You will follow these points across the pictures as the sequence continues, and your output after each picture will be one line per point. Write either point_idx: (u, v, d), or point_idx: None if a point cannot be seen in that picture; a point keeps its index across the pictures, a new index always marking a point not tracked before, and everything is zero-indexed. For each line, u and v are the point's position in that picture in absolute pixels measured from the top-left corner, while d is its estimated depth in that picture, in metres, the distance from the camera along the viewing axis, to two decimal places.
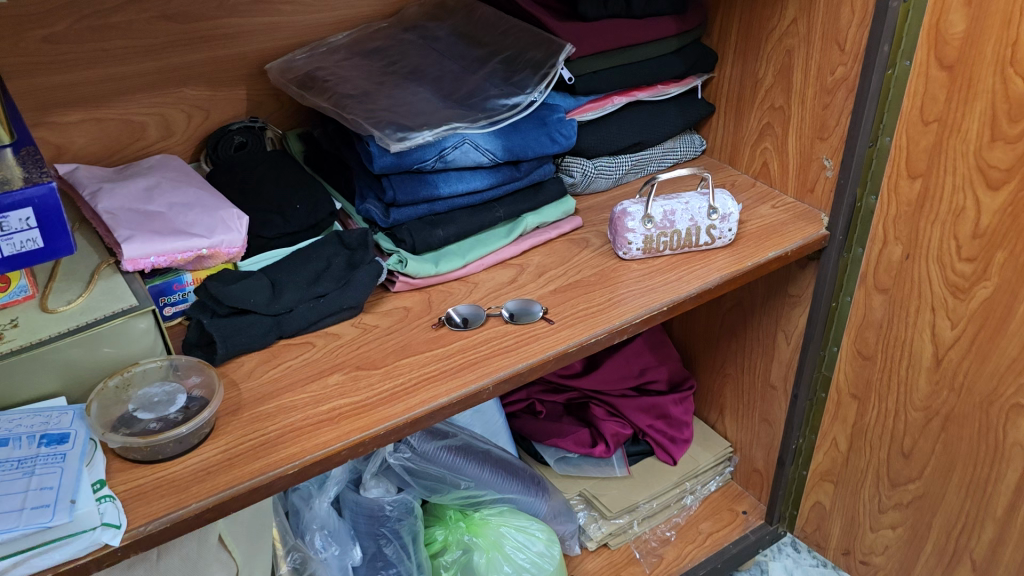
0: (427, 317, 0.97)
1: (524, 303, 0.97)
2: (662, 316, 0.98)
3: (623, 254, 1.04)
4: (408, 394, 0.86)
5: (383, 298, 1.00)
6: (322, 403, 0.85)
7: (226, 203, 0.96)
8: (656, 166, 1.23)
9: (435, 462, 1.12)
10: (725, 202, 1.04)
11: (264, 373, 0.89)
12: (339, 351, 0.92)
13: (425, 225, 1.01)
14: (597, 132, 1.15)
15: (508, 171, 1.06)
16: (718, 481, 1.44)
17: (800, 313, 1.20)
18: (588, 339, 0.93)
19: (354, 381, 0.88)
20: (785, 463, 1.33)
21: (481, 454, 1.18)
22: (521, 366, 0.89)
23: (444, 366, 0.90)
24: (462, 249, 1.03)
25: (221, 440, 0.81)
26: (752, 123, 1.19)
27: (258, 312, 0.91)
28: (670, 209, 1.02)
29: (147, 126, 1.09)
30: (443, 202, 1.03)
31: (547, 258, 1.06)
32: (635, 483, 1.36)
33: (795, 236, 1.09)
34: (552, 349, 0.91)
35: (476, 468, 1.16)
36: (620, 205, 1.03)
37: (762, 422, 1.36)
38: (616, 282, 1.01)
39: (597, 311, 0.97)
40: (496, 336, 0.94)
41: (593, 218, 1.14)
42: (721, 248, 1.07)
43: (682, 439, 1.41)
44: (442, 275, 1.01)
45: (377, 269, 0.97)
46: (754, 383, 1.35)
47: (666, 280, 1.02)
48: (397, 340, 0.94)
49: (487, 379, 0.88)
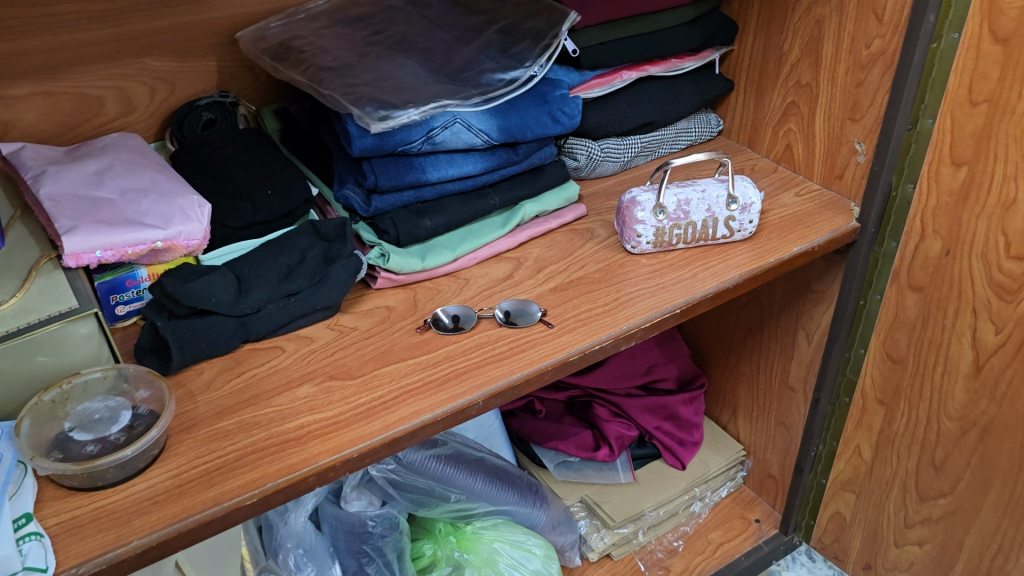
0: (411, 319, 0.86)
1: (519, 304, 0.87)
2: (674, 319, 0.87)
3: (631, 247, 0.94)
4: (386, 410, 0.76)
5: (364, 296, 0.90)
6: (289, 420, 0.75)
7: (186, 188, 0.86)
8: (668, 148, 1.12)
9: (422, 474, 1.02)
10: (746, 191, 0.93)
11: (226, 383, 0.79)
12: (311, 358, 0.82)
13: (410, 214, 0.91)
14: (603, 111, 1.04)
15: (505, 154, 0.95)
16: (729, 487, 1.35)
17: (824, 311, 1.10)
18: (592, 346, 0.83)
19: (327, 394, 0.78)
20: (802, 471, 1.23)
21: (473, 463, 1.08)
22: (516, 377, 0.79)
23: (428, 376, 0.79)
24: (453, 241, 0.93)
25: (171, 463, 0.71)
26: (775, 101, 1.08)
27: (221, 312, 0.81)
28: (684, 198, 0.92)
29: (105, 100, 0.98)
30: (430, 189, 0.92)
31: (547, 251, 0.96)
32: (640, 490, 1.27)
33: (823, 228, 0.98)
34: (550, 358, 0.81)
35: (467, 478, 1.06)
36: (629, 193, 0.93)
37: (779, 426, 1.26)
38: (623, 280, 0.91)
39: (602, 314, 0.86)
40: (488, 341, 0.84)
41: (598, 205, 1.03)
42: (740, 241, 0.96)
43: (692, 443, 1.32)
44: (429, 270, 0.90)
45: (357, 264, 0.87)
46: (771, 384, 1.24)
47: (678, 277, 0.91)
48: (376, 345, 0.83)
49: (477, 393, 0.77)
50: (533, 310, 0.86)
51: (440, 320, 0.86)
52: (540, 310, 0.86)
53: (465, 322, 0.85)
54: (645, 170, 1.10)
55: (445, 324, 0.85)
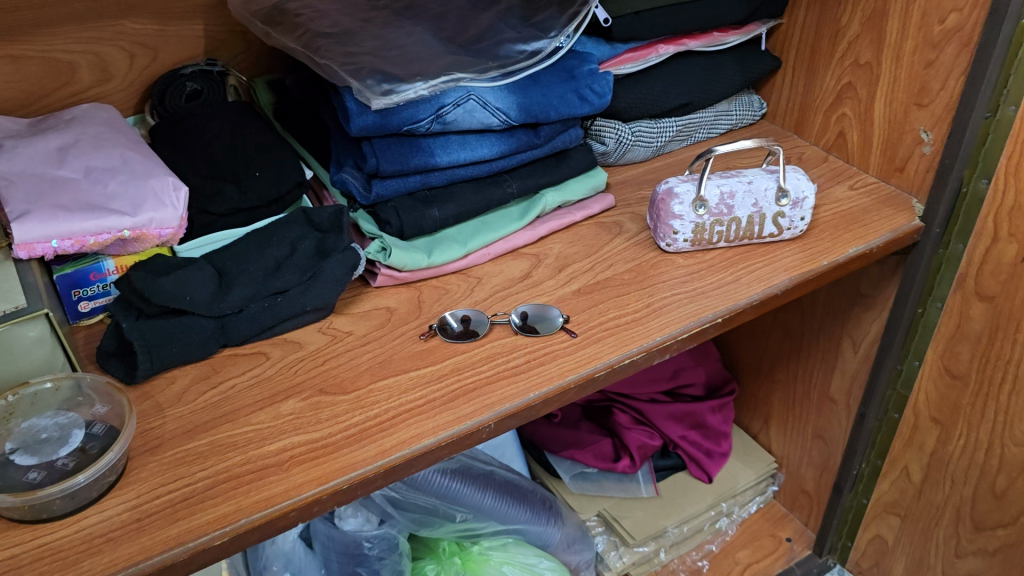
0: (415, 323, 0.76)
1: (538, 308, 0.76)
2: (715, 330, 0.77)
3: (666, 246, 0.83)
4: (383, 433, 0.65)
5: (361, 295, 0.79)
6: (269, 442, 0.65)
7: (161, 168, 0.75)
8: (705, 133, 1.01)
9: (425, 492, 0.93)
10: (798, 184, 0.82)
11: (199, 396, 0.69)
12: (298, 367, 0.72)
13: (415, 202, 0.80)
14: (636, 90, 0.93)
15: (524, 136, 0.84)
16: (758, 502, 1.24)
17: (874, 317, 0.99)
18: (621, 361, 0.72)
19: (314, 411, 0.68)
20: (842, 490, 1.12)
21: (482, 477, 0.98)
22: (534, 395, 0.68)
23: (432, 392, 0.69)
24: (464, 234, 0.82)
25: (130, 492, 0.61)
26: (828, 82, 0.96)
27: (197, 312, 0.71)
28: (728, 190, 0.81)
29: (78, 67, 0.87)
30: (439, 175, 0.81)
31: (570, 248, 0.85)
32: (662, 506, 1.16)
33: (882, 227, 0.86)
34: (573, 373, 0.70)
35: (475, 495, 0.96)
36: (665, 183, 0.82)
37: (816, 440, 1.15)
38: (656, 283, 0.80)
39: (632, 322, 0.75)
40: (501, 352, 0.73)
41: (628, 196, 0.92)
42: (789, 241, 0.85)
43: (720, 453, 1.21)
44: (436, 267, 0.80)
45: (353, 259, 0.76)
46: (809, 394, 1.14)
47: (719, 281, 0.80)
48: (373, 354, 0.73)
49: (488, 413, 0.67)
50: (555, 316, 0.75)
51: (450, 327, 0.75)
52: (562, 317, 0.76)
53: (478, 329, 0.75)
54: (680, 157, 0.99)
55: (455, 331, 0.75)
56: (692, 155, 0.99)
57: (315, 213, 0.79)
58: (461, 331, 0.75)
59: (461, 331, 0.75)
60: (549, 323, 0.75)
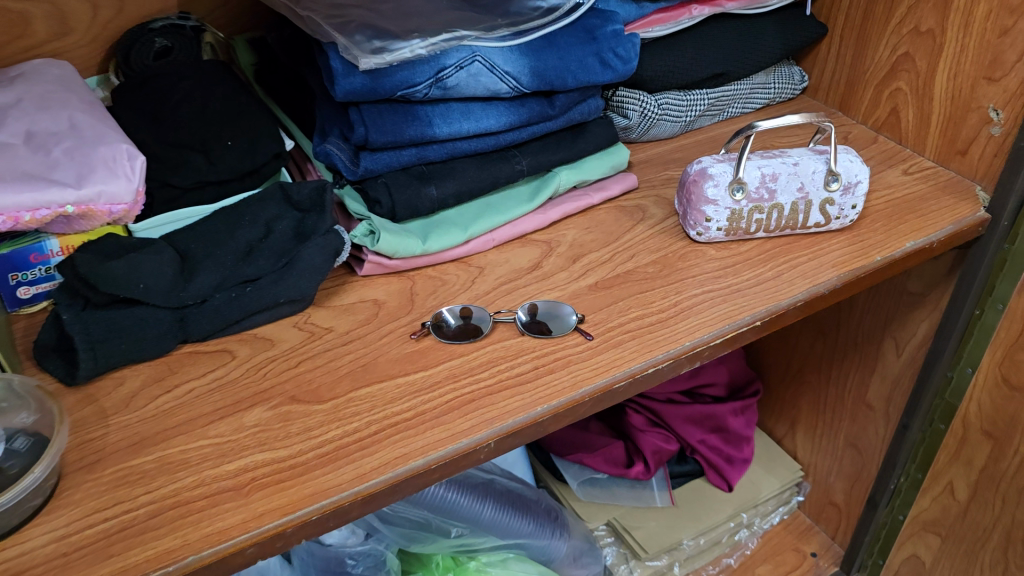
0: (406, 320, 0.66)
1: (549, 305, 0.66)
2: (751, 334, 0.66)
3: (696, 235, 0.72)
4: (362, 452, 0.55)
5: (346, 284, 0.69)
6: (227, 462, 0.55)
7: (115, 133, 0.65)
8: (739, 108, 0.90)
9: (418, 504, 0.83)
10: (851, 167, 0.71)
11: (150, 401, 0.59)
12: (268, 370, 0.62)
13: (410, 179, 0.69)
14: (665, 57, 0.82)
15: (536, 106, 0.73)
16: (781, 513, 1.14)
17: (923, 319, 0.89)
18: (643, 370, 0.62)
19: (283, 424, 0.58)
20: (876, 504, 1.02)
21: (480, 486, 0.89)
22: (541, 410, 0.58)
23: (422, 403, 0.59)
24: (465, 217, 0.71)
25: (59, 519, 0.51)
26: (881, 52, 0.85)
27: (152, 303, 0.61)
28: (771, 172, 0.70)
29: (31, 19, 0.76)
30: (437, 148, 0.70)
31: (586, 235, 0.74)
32: (678, 517, 1.06)
33: (942, 218, 0.76)
34: (588, 384, 0.60)
35: (473, 503, 0.87)
36: (697, 162, 0.71)
37: (849, 449, 1.05)
38: (683, 278, 0.70)
39: (656, 324, 0.65)
40: (504, 357, 0.63)
41: (652, 176, 0.82)
42: (837, 232, 0.74)
43: (741, 460, 1.11)
44: (432, 255, 0.69)
45: (336, 244, 0.66)
46: (843, 399, 1.03)
47: (757, 277, 0.70)
48: (355, 356, 0.63)
49: (487, 430, 0.57)
50: (570, 315, 0.65)
51: (447, 324, 0.65)
52: (576, 315, 0.66)
53: (480, 328, 0.65)
54: (710, 134, 0.88)
55: (453, 329, 0.65)
56: (725, 131, 0.88)
57: (294, 189, 0.69)
58: (460, 330, 0.65)
59: (459, 330, 0.65)
60: (562, 322, 0.65)
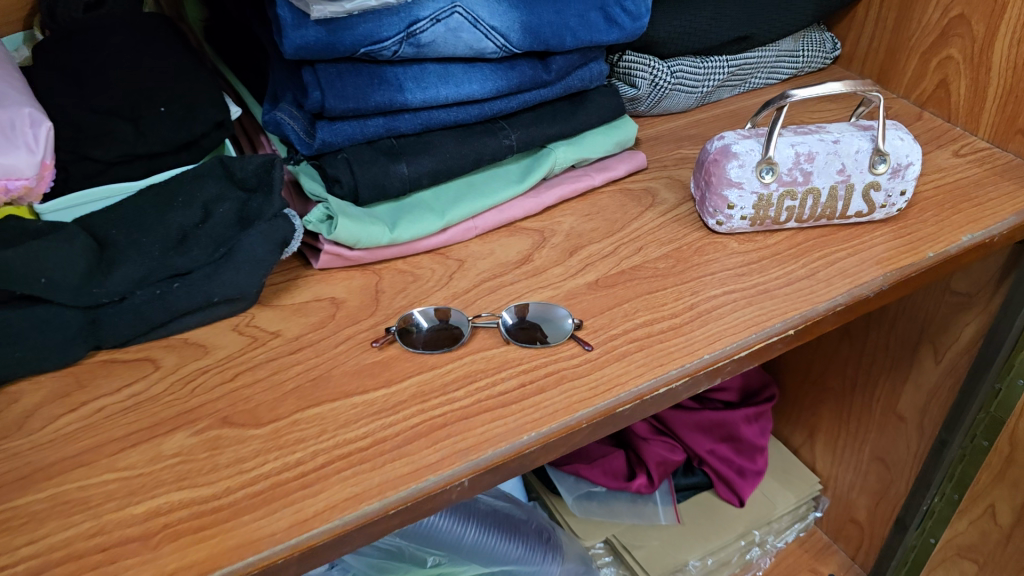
0: (368, 323, 0.55)
1: (541, 306, 0.55)
2: (782, 345, 0.55)
3: (715, 224, 0.61)
4: (305, 493, 0.44)
5: (299, 279, 0.58)
6: (135, 503, 0.44)
7: (19, 95, 0.54)
8: (762, 78, 0.79)
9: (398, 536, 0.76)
10: (901, 146, 0.61)
11: (49, 423, 0.48)
12: (197, 384, 0.51)
13: (376, 154, 0.58)
14: (681, 16, 0.71)
15: (529, 69, 0.62)
16: (797, 530, 1.04)
17: (969, 322, 0.78)
18: (654, 389, 0.51)
19: (210, 452, 0.46)
20: (906, 526, 0.91)
21: (470, 510, 0.80)
22: (528, 439, 0.48)
23: (383, 428, 0.48)
24: (442, 201, 0.60)
25: None
26: (929, 15, 0.73)
27: (58, 301, 0.50)
28: (806, 151, 0.59)
29: None
30: (410, 117, 0.59)
31: (587, 222, 0.63)
32: (684, 536, 0.96)
33: (1004, 208, 0.65)
34: (587, 407, 0.49)
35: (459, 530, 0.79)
36: (718, 138, 0.60)
37: (875, 462, 0.94)
38: (700, 276, 0.58)
39: (669, 331, 0.54)
40: (485, 371, 0.52)
41: (663, 155, 0.70)
42: (880, 223, 0.63)
43: (754, 472, 0.99)
44: (401, 245, 0.58)
45: (284, 232, 0.55)
46: (870, 408, 0.93)
47: (789, 276, 0.59)
48: (305, 368, 0.52)
49: (462, 464, 0.46)
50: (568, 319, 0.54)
51: (420, 329, 0.54)
52: (573, 320, 0.55)
53: (460, 334, 0.54)
54: (730, 108, 0.77)
55: (427, 336, 0.54)
56: (746, 105, 0.77)
57: (237, 165, 0.58)
58: (436, 336, 0.54)
59: (433, 336, 0.54)
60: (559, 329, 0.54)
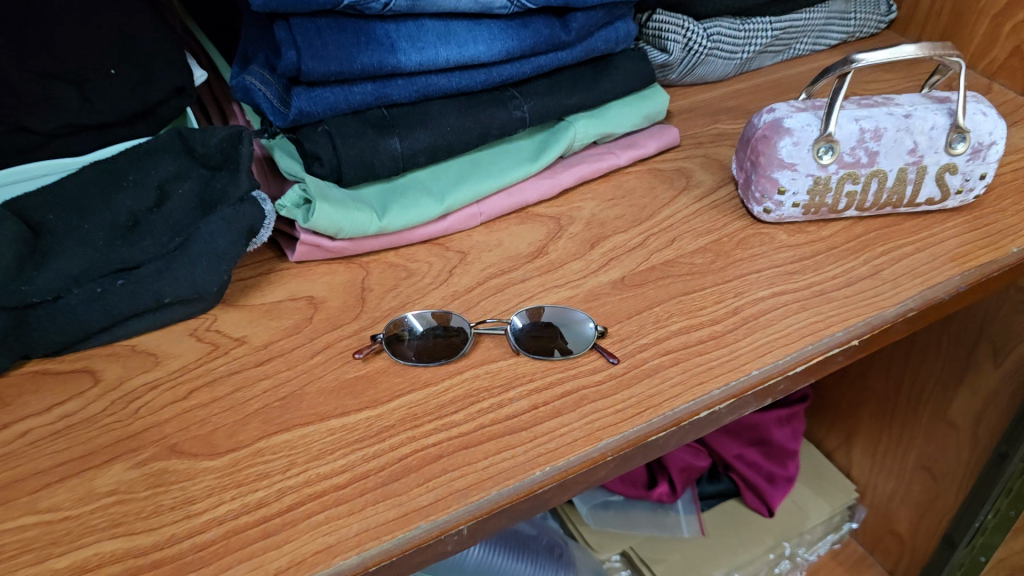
0: (352, 328, 0.46)
1: (558, 310, 0.46)
2: (843, 358, 0.47)
3: (761, 212, 0.52)
4: (265, 545, 0.36)
5: (273, 274, 0.50)
6: (55, 556, 0.35)
7: None
8: (808, 44, 0.70)
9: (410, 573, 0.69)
10: (983, 122, 0.51)
11: None
12: (144, 403, 0.42)
13: (363, 127, 0.49)
14: None
15: (545, 27, 0.53)
16: (831, 542, 0.95)
17: None
18: (692, 413, 0.42)
19: (153, 490, 0.38)
20: (954, 542, 0.82)
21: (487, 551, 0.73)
22: (541, 476, 0.39)
23: (365, 461, 0.39)
24: (441, 181, 0.52)
25: None
26: None
27: None
28: (872, 126, 0.50)
29: None
30: (404, 83, 0.50)
31: (610, 208, 0.54)
32: (707, 549, 0.87)
33: None
34: (611, 436, 0.41)
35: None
36: (767, 111, 0.51)
37: (919, 471, 0.85)
38: (745, 274, 0.50)
39: (710, 341, 0.45)
40: (489, 390, 0.43)
41: (697, 130, 0.61)
42: (953, 211, 0.54)
43: (784, 478, 0.91)
44: (392, 233, 0.50)
45: (253, 218, 0.46)
46: (917, 412, 0.84)
47: (850, 274, 0.50)
48: (273, 384, 0.43)
49: (460, 508, 0.37)
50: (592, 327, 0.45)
51: (414, 333, 0.45)
52: (596, 326, 0.46)
53: (461, 342, 0.45)
54: (773, 77, 0.67)
55: (422, 342, 0.45)
56: (791, 74, 0.68)
57: (198, 138, 0.48)
58: (432, 342, 0.45)
59: (429, 342, 0.45)
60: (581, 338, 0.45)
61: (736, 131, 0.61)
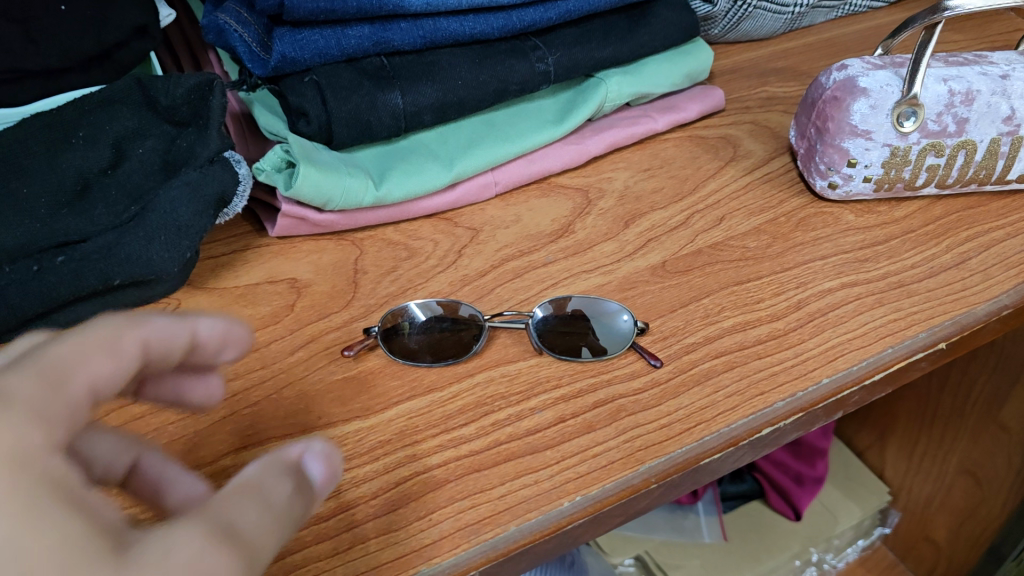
0: (342, 318, 0.38)
1: (587, 300, 0.39)
2: (926, 365, 0.39)
3: (826, 188, 0.44)
4: None
5: (251, 252, 0.42)
6: None
7: None
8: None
9: None
10: None
11: None
12: None
13: (358, 77, 0.41)
14: None
15: None
16: (858, 547, 0.89)
17: None
18: (752, 431, 0.35)
19: None
20: (1001, 556, 0.75)
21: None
22: (570, 508, 0.32)
23: (356, 486, 0.32)
24: (450, 146, 0.44)
25: None
26: None
27: None
28: (964, 88, 0.42)
29: None
30: (407, 27, 0.42)
31: (646, 180, 0.46)
32: (730, 556, 0.79)
33: None
34: (655, 459, 0.33)
35: None
36: (838, 68, 0.43)
37: (962, 476, 0.78)
38: (807, 262, 0.42)
39: (771, 342, 0.38)
40: (506, 398, 0.35)
41: (744, 93, 0.53)
42: None
43: (813, 479, 0.83)
44: (391, 206, 0.42)
45: (225, 183, 0.39)
46: (963, 412, 0.76)
47: (930, 264, 0.42)
48: (245, 385, 0.36)
49: (469, 549, 0.30)
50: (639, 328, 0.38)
51: (415, 323, 0.38)
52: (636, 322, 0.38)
53: (472, 339, 0.38)
54: (826, 36, 0.59)
55: (424, 336, 0.38)
56: (847, 32, 0.60)
57: (160, 86, 0.40)
58: (437, 337, 0.38)
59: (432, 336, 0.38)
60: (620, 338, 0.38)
61: (787, 95, 0.53)
